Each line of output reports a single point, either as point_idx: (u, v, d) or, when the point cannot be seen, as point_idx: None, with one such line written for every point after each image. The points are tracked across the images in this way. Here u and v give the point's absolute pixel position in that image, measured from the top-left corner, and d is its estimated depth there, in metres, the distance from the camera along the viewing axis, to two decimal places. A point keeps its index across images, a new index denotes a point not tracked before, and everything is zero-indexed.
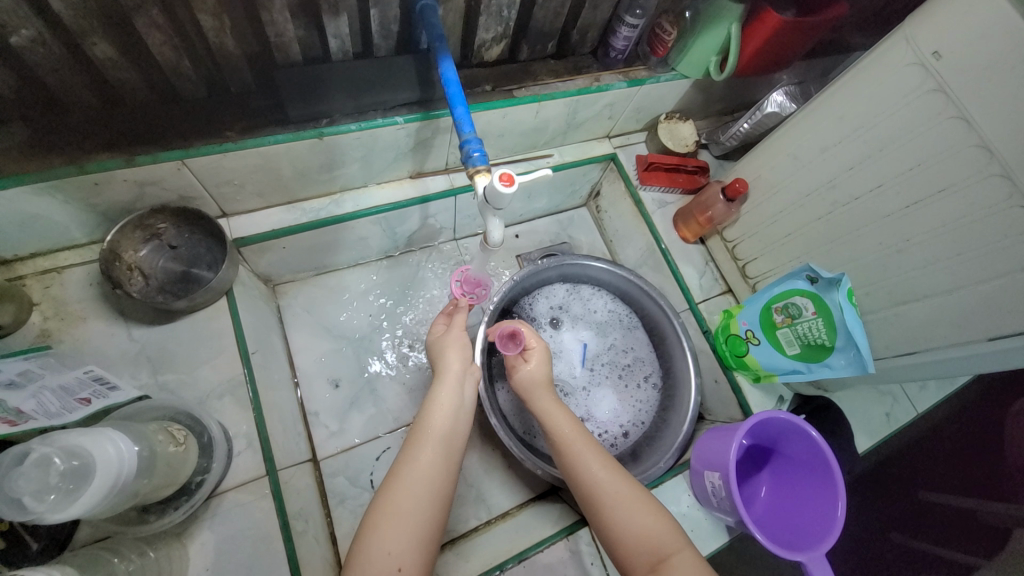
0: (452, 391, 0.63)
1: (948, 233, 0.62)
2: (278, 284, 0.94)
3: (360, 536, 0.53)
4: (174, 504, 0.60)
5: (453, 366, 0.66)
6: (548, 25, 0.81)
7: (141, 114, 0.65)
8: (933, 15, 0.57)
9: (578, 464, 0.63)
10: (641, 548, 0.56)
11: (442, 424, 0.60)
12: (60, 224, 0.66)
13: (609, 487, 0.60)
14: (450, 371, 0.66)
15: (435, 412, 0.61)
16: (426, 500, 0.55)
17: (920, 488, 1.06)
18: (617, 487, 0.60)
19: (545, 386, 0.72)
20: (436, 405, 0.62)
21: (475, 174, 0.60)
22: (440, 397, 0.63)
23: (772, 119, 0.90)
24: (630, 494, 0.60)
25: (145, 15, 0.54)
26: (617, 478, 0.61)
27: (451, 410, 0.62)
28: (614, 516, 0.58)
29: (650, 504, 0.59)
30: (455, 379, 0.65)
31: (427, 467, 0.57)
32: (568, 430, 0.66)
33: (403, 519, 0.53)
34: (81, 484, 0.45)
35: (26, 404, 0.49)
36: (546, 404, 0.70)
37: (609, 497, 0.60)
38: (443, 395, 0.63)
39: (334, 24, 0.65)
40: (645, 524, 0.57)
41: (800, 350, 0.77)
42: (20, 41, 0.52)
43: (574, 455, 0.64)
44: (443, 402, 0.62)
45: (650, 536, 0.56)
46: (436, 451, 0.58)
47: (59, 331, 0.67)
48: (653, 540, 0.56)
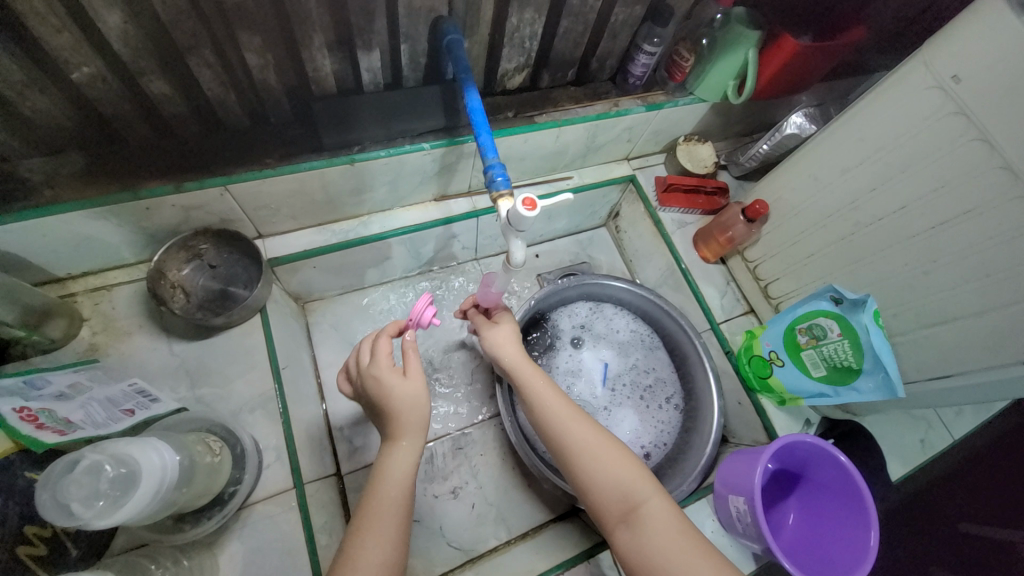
0: (408, 457, 0.60)
1: (976, 255, 0.61)
2: (307, 302, 0.97)
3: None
4: (207, 514, 0.62)
5: (409, 429, 0.61)
6: (568, 54, 0.84)
7: (189, 143, 0.70)
8: (948, 40, 0.58)
9: (551, 420, 0.63)
10: (614, 500, 0.58)
11: (396, 486, 0.57)
12: (112, 245, 0.71)
13: (582, 445, 0.61)
14: (408, 434, 0.61)
15: (391, 480, 0.58)
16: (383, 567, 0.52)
17: (962, 520, 1.00)
18: (589, 443, 0.61)
19: (513, 342, 0.72)
20: (388, 477, 0.58)
21: (498, 198, 0.62)
22: (396, 465, 0.59)
23: (792, 140, 0.91)
24: (603, 446, 0.61)
25: (198, 55, 0.59)
26: (594, 434, 0.62)
27: (407, 480, 0.59)
28: (586, 472, 0.59)
29: (622, 452, 0.60)
30: (413, 440, 0.61)
31: (384, 540, 0.54)
32: (539, 387, 0.66)
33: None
34: (126, 491, 0.48)
35: (74, 415, 0.53)
36: (517, 363, 0.69)
37: (584, 452, 0.60)
38: (398, 461, 0.59)
39: (366, 58, 0.69)
40: (617, 476, 0.58)
41: (826, 372, 0.76)
42: (82, 77, 0.57)
43: (552, 416, 0.63)
44: (400, 474, 0.59)
45: (623, 488, 0.58)
46: (396, 526, 0.55)
47: (106, 345, 0.71)
48: (624, 489, 0.58)
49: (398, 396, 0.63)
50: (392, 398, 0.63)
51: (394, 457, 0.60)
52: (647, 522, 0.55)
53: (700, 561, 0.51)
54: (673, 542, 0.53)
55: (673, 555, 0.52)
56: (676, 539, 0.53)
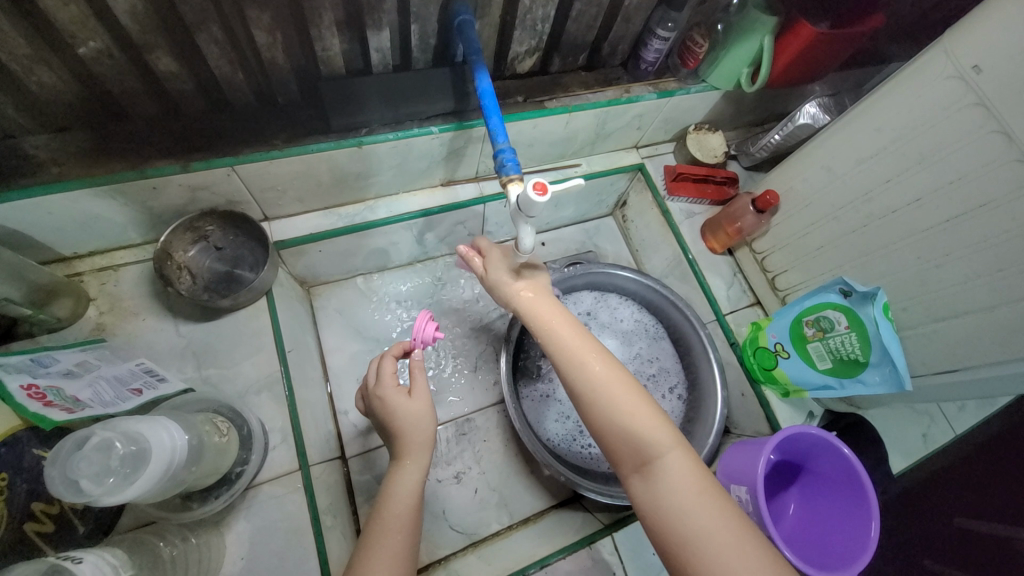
0: (414, 475, 0.62)
1: (991, 249, 0.60)
2: (312, 286, 0.97)
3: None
4: (214, 493, 0.63)
5: (416, 447, 0.64)
6: (580, 37, 0.83)
7: (196, 122, 0.69)
8: (972, 29, 0.56)
9: (567, 363, 0.60)
10: (628, 448, 0.55)
11: (404, 499, 0.59)
12: (119, 225, 0.70)
13: (600, 389, 0.57)
14: (415, 451, 0.64)
15: (398, 499, 0.59)
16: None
17: (956, 514, 1.01)
18: (608, 390, 0.57)
19: (524, 283, 0.66)
20: (395, 495, 0.60)
21: (509, 182, 0.61)
22: (403, 484, 0.61)
23: (804, 130, 0.90)
24: (620, 394, 0.57)
25: (206, 32, 0.58)
26: (615, 381, 0.58)
27: (415, 498, 0.60)
28: (603, 418, 0.56)
29: (641, 404, 0.57)
30: (418, 457, 0.63)
31: (393, 549, 0.55)
32: (555, 332, 0.62)
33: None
34: (137, 469, 0.48)
35: (82, 393, 0.54)
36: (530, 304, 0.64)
37: (604, 396, 0.57)
38: (405, 480, 0.61)
39: (375, 39, 0.68)
40: (634, 424, 0.56)
41: (832, 365, 0.76)
42: (90, 52, 0.56)
43: (570, 362, 0.60)
44: (405, 491, 0.60)
45: (640, 438, 0.55)
46: (401, 540, 0.56)
47: (114, 325, 0.71)
48: (641, 444, 0.55)
49: (401, 416, 0.65)
50: (397, 418, 0.65)
51: (402, 475, 0.62)
52: (662, 475, 0.53)
53: (717, 520, 0.50)
54: (693, 500, 0.51)
55: (691, 512, 0.50)
56: (693, 495, 0.51)
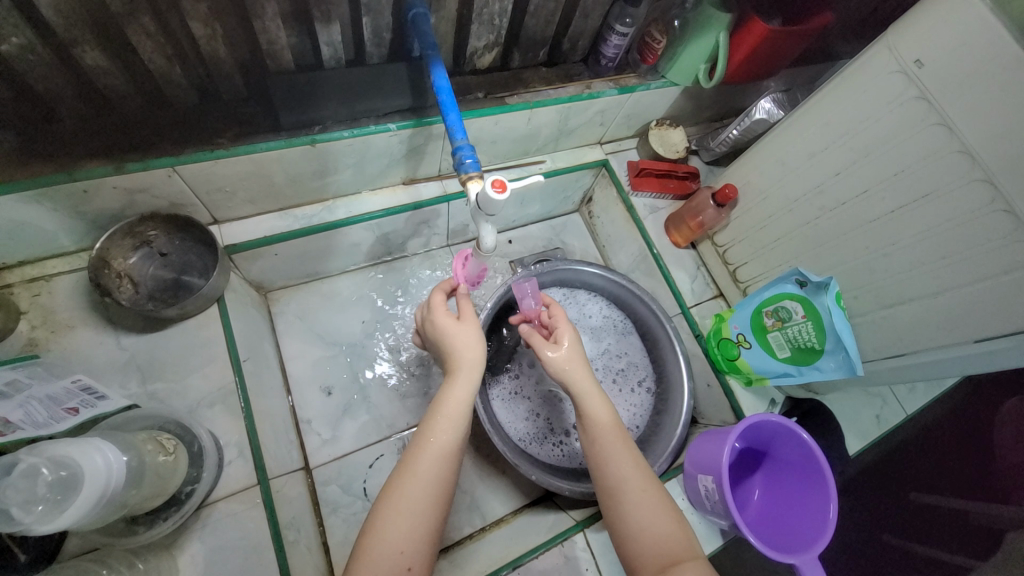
0: (464, 392, 0.60)
1: (933, 237, 0.63)
2: (269, 291, 0.93)
3: (359, 541, 0.53)
4: (163, 515, 0.59)
5: (467, 362, 0.61)
6: (540, 32, 0.82)
7: (132, 121, 0.65)
8: (913, 25, 0.58)
9: (608, 448, 0.62)
10: (654, 549, 0.55)
11: (454, 415, 0.59)
12: (49, 232, 0.65)
13: (636, 486, 0.59)
14: (466, 369, 0.61)
15: (445, 411, 0.58)
16: (432, 490, 0.54)
17: (915, 490, 1.06)
18: (644, 492, 0.59)
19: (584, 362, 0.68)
20: (442, 416, 0.58)
21: (469, 180, 0.60)
22: (453, 398, 0.59)
23: (760, 125, 0.92)
24: (653, 491, 0.59)
25: (136, 23, 0.54)
26: (650, 484, 0.60)
27: (463, 414, 0.59)
28: (634, 505, 0.58)
29: (670, 505, 0.59)
30: (470, 378, 0.61)
31: (436, 468, 0.55)
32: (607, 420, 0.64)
33: (410, 528, 0.52)
34: (69, 495, 0.45)
35: (13, 414, 0.49)
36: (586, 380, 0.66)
37: (634, 488, 0.59)
38: (453, 395, 0.60)
39: (325, 32, 0.65)
40: (664, 528, 0.56)
41: (791, 353, 0.78)
42: (9, 48, 0.51)
43: (614, 443, 0.62)
44: (455, 406, 0.59)
45: (667, 542, 0.55)
46: (447, 457, 0.57)
47: (47, 340, 0.66)
48: (667, 543, 0.55)
49: (453, 338, 0.62)
50: (450, 337, 0.63)
51: (451, 390, 0.60)
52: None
53: None
54: None
55: None
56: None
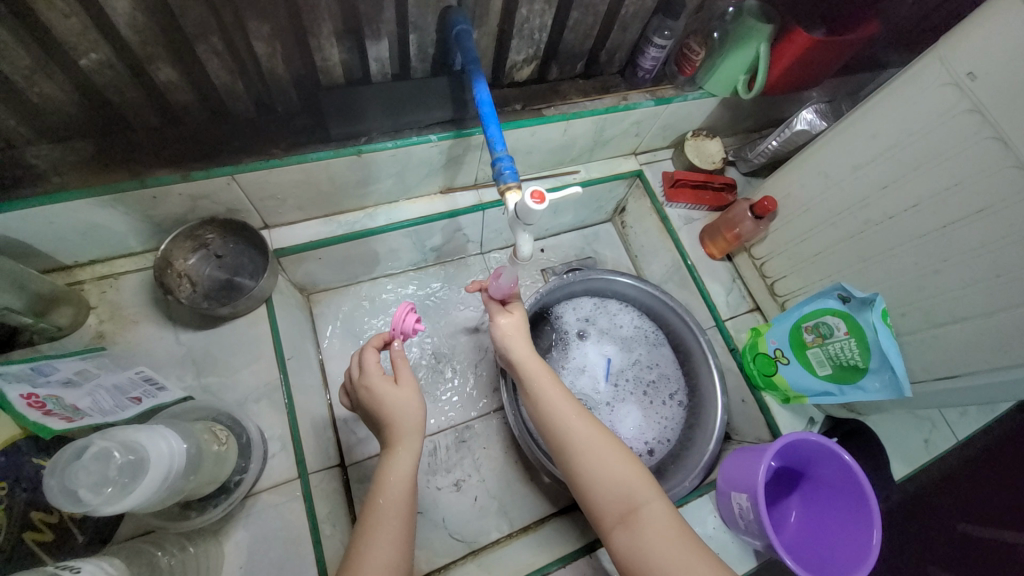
0: (405, 462, 0.59)
1: (988, 254, 0.60)
2: (312, 293, 0.97)
3: (354, 543, 0.54)
4: (213, 501, 0.63)
5: (400, 418, 0.62)
6: (578, 46, 0.84)
7: (196, 132, 0.70)
8: (965, 37, 0.57)
9: (557, 414, 0.64)
10: (612, 499, 0.57)
11: (396, 478, 0.58)
12: (119, 234, 0.71)
13: (590, 442, 0.61)
14: (406, 437, 0.61)
15: (390, 482, 0.57)
16: (393, 535, 0.54)
17: (961, 520, 1.00)
18: (597, 445, 0.60)
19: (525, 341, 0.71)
20: (389, 478, 0.58)
21: (506, 191, 0.62)
22: (395, 472, 0.58)
23: (802, 136, 0.90)
24: (601, 442, 0.61)
25: (206, 42, 0.59)
26: (603, 437, 0.61)
27: (408, 481, 0.58)
28: (590, 469, 0.59)
29: (618, 450, 0.60)
30: (409, 442, 0.61)
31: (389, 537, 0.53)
32: (550, 394, 0.65)
33: (385, 544, 0.53)
34: (134, 478, 0.48)
35: (82, 401, 0.54)
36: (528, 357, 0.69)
37: (584, 450, 0.60)
38: (394, 465, 0.59)
39: (374, 48, 0.69)
40: (616, 474, 0.58)
41: (832, 371, 0.76)
42: (90, 63, 0.56)
43: (558, 419, 0.63)
44: (399, 476, 0.58)
45: (625, 489, 0.57)
46: (396, 524, 0.54)
47: (114, 333, 0.72)
48: (622, 490, 0.57)
49: (390, 404, 0.62)
50: (386, 405, 0.63)
51: (393, 462, 0.59)
52: (645, 522, 0.55)
53: (697, 562, 0.51)
54: (672, 543, 0.53)
55: (675, 560, 0.51)
56: (678, 543, 0.53)
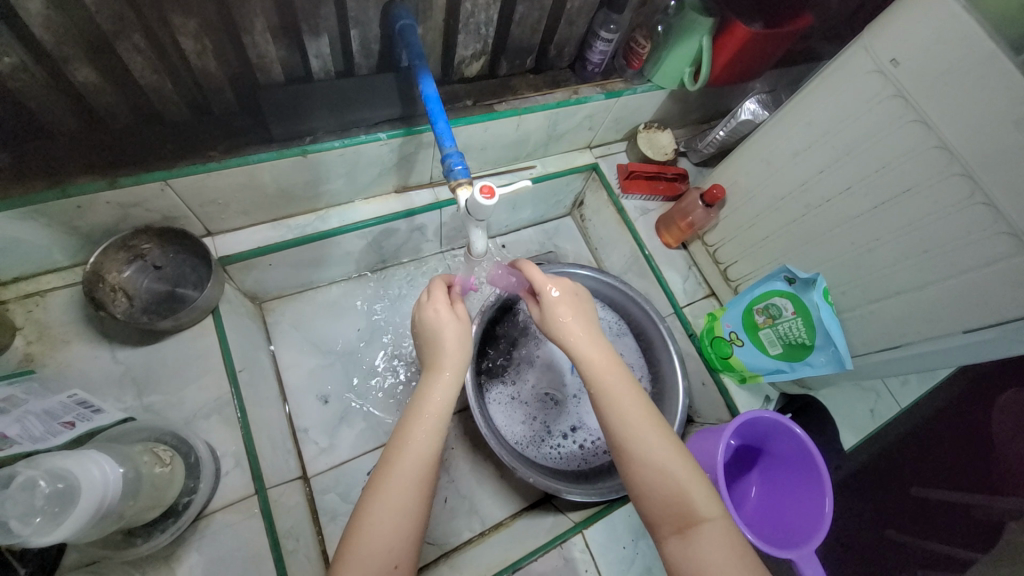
0: (444, 390, 0.58)
1: (916, 231, 0.64)
2: (264, 301, 0.94)
3: (380, 469, 0.54)
4: (160, 526, 0.60)
5: (450, 349, 0.60)
6: (526, 40, 0.83)
7: (124, 135, 0.65)
8: (887, 25, 0.60)
9: (619, 405, 0.59)
10: (668, 506, 0.54)
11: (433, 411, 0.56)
12: (43, 248, 0.65)
13: (656, 443, 0.57)
14: (454, 365, 0.60)
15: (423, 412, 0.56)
16: (415, 477, 0.53)
17: (914, 484, 1.04)
18: (663, 453, 0.56)
19: (585, 325, 0.65)
20: (427, 402, 0.57)
21: (458, 187, 0.61)
22: (435, 396, 0.57)
23: (746, 126, 0.93)
24: (669, 450, 0.57)
25: (127, 40, 0.55)
26: (674, 450, 0.57)
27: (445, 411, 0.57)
28: (648, 472, 0.56)
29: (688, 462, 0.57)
30: (452, 375, 0.60)
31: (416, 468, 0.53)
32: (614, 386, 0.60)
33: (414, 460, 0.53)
34: (66, 507, 0.45)
35: (9, 429, 0.49)
36: (583, 338, 0.64)
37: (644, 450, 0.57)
38: (434, 391, 0.58)
39: (314, 45, 0.66)
40: (681, 484, 0.55)
41: (782, 350, 0.79)
42: (3, 68, 0.52)
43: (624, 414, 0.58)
44: (435, 404, 0.57)
45: (688, 499, 0.54)
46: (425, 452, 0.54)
47: (42, 355, 0.67)
48: (683, 501, 0.54)
49: (443, 326, 0.61)
50: (438, 327, 0.62)
51: (434, 387, 0.58)
52: (704, 538, 0.52)
53: None
54: (730, 566, 0.50)
55: None
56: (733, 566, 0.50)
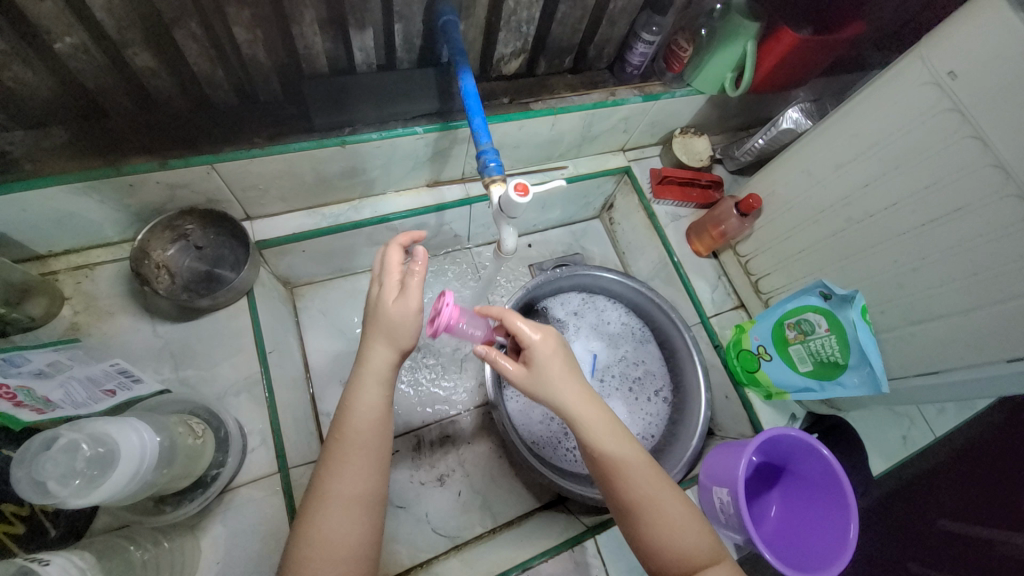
0: (373, 394, 0.55)
1: (964, 252, 0.61)
2: (295, 287, 0.96)
3: (310, 495, 0.52)
4: (189, 496, 0.62)
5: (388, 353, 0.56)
6: (566, 40, 0.83)
7: (175, 119, 0.68)
8: (946, 36, 0.57)
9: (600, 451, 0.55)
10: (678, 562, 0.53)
11: (366, 423, 0.54)
12: (96, 223, 0.69)
13: (650, 497, 0.54)
14: (385, 369, 0.56)
15: (358, 424, 0.54)
16: (362, 498, 0.52)
17: (940, 517, 1.01)
18: (667, 507, 0.55)
19: (568, 370, 0.57)
20: (355, 410, 0.54)
21: (492, 183, 0.61)
22: (364, 405, 0.54)
23: (787, 135, 0.90)
24: (671, 500, 0.55)
25: (183, 27, 0.57)
26: (677, 501, 0.55)
27: (377, 419, 0.55)
28: (655, 529, 0.54)
29: (691, 513, 0.55)
30: (380, 378, 0.56)
31: (353, 487, 0.52)
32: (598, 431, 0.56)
33: (354, 476, 0.52)
34: (104, 471, 0.47)
35: (54, 394, 0.52)
36: (567, 386, 0.56)
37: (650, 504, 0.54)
38: (363, 399, 0.55)
39: (359, 37, 0.68)
40: (688, 539, 0.54)
41: (813, 367, 0.76)
42: (65, 47, 0.55)
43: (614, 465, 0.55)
44: (367, 409, 0.54)
45: (691, 550, 0.53)
46: (367, 460, 0.53)
47: (89, 324, 0.70)
48: (690, 554, 0.53)
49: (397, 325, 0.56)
50: (384, 323, 0.56)
51: (361, 395, 0.55)
52: None
53: None
54: None
55: None
56: None
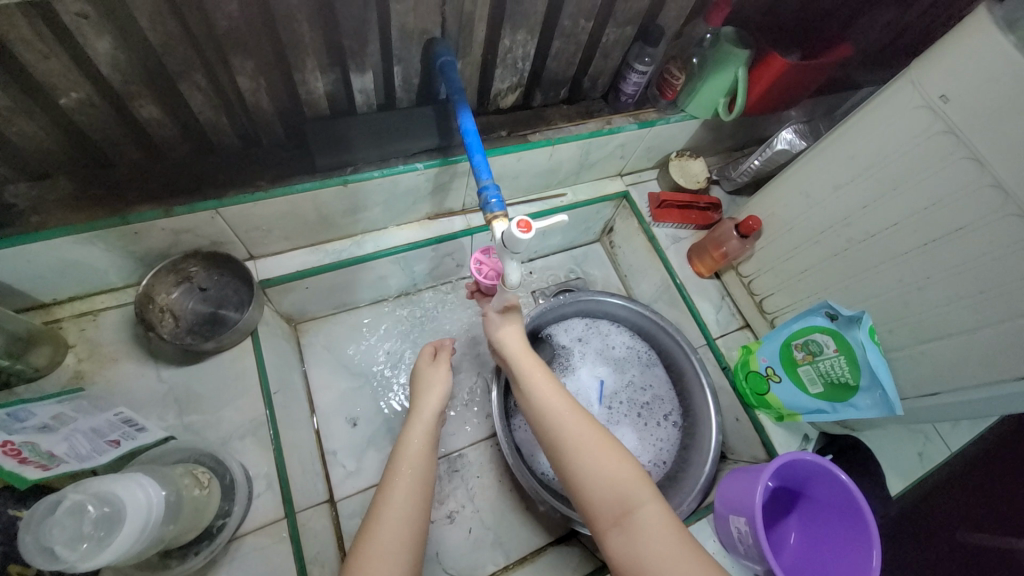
0: (421, 435, 0.68)
1: (968, 271, 0.62)
2: (299, 323, 0.96)
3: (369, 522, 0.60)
4: (195, 549, 0.61)
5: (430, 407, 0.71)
6: (561, 73, 0.85)
7: (179, 165, 0.69)
8: (936, 62, 0.59)
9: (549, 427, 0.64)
10: (615, 502, 0.58)
11: (414, 460, 0.65)
12: (100, 270, 0.69)
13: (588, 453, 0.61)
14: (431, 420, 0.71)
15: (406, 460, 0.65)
16: (412, 519, 0.60)
17: (958, 528, 0.99)
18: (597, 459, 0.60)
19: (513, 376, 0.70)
20: (406, 453, 0.66)
21: (493, 219, 0.62)
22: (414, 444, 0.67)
23: (782, 156, 0.92)
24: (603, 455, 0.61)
25: (188, 79, 0.59)
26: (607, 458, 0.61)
27: (424, 456, 0.66)
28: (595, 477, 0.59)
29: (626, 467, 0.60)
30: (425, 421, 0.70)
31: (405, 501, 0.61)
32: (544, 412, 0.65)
33: (405, 500, 0.61)
34: (111, 531, 0.46)
35: (57, 448, 0.52)
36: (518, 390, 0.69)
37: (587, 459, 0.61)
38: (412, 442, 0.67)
39: (359, 79, 0.69)
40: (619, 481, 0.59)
41: (823, 388, 0.76)
42: (71, 102, 0.56)
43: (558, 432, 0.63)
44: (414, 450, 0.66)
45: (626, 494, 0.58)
46: (418, 491, 0.62)
47: (93, 372, 0.70)
48: (622, 495, 0.58)
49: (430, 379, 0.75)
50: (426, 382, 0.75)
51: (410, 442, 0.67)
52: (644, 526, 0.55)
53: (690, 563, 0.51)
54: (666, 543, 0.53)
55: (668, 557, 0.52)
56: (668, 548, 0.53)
